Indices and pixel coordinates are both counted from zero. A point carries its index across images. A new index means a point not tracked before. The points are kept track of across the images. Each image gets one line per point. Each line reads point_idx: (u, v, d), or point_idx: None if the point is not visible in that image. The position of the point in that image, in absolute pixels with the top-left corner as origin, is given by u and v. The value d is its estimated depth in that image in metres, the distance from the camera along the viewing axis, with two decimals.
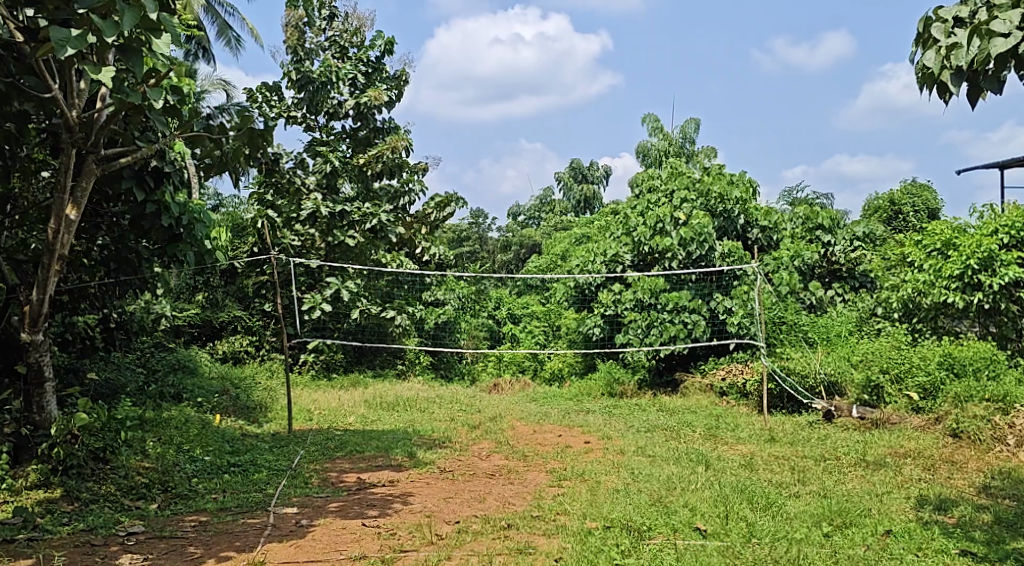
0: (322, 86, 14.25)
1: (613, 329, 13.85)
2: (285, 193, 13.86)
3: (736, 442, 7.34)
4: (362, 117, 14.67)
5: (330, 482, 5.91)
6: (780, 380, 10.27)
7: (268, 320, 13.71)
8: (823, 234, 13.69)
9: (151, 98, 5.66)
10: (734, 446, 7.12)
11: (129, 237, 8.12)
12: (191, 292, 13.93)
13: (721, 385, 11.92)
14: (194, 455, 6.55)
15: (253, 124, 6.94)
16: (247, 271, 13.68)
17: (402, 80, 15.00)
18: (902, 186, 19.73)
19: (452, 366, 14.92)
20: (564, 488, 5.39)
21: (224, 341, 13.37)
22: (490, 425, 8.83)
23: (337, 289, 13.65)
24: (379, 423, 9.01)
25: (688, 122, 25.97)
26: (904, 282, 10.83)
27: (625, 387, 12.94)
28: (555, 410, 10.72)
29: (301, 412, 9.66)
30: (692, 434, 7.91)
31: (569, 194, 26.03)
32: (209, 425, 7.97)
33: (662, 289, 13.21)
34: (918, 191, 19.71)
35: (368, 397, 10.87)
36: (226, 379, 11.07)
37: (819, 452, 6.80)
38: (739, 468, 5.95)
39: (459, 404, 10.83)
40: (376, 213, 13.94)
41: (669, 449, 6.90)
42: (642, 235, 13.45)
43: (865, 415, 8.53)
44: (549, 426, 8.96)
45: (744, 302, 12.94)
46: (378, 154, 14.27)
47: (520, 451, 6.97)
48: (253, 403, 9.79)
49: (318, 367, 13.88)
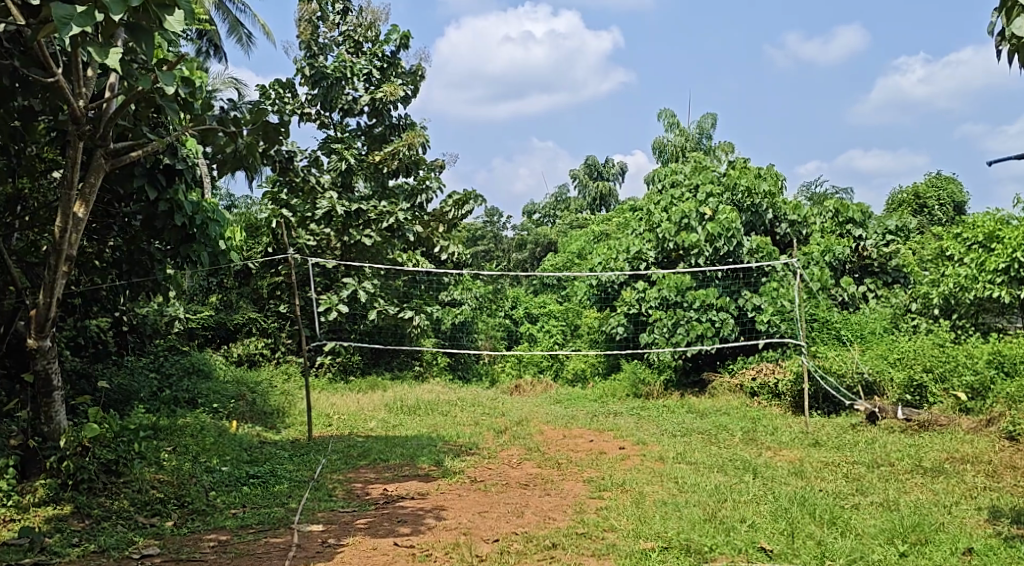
0: (336, 82, 14.00)
1: (636, 328, 13.52)
2: (300, 191, 13.57)
3: (778, 447, 6.97)
4: (377, 114, 14.36)
5: (356, 495, 5.58)
6: (819, 379, 10.00)
7: (284, 322, 13.43)
8: (854, 229, 13.32)
9: (164, 84, 5.33)
10: (779, 451, 6.77)
11: (141, 238, 7.82)
12: (205, 293, 13.64)
13: (752, 385, 11.55)
14: (210, 466, 6.23)
15: (267, 116, 6.62)
16: (261, 272, 13.34)
17: (418, 74, 14.62)
18: (926, 179, 19.31)
19: (470, 366, 14.54)
20: (609, 500, 5.04)
21: (240, 343, 13.08)
22: (516, 429, 8.50)
23: (354, 289, 13.34)
24: (401, 428, 8.70)
25: (705, 117, 25.60)
26: (944, 277, 10.45)
27: (651, 387, 12.58)
28: (581, 412, 10.38)
29: (320, 417, 9.37)
30: (731, 438, 7.55)
31: (584, 191, 25.67)
32: (225, 432, 7.66)
33: (688, 287, 12.84)
34: (942, 184, 19.31)
35: (388, 401, 10.57)
36: (242, 383, 10.77)
37: (870, 458, 6.43)
38: (790, 476, 5.60)
39: (482, 407, 10.51)
40: (393, 212, 13.61)
41: (709, 455, 6.55)
42: (666, 231, 13.07)
43: (912, 417, 8.08)
44: (578, 430, 8.61)
45: (774, 299, 12.56)
46: (394, 151, 13.92)
47: (552, 458, 6.63)
48: (271, 409, 9.48)
49: (335, 369, 13.58)
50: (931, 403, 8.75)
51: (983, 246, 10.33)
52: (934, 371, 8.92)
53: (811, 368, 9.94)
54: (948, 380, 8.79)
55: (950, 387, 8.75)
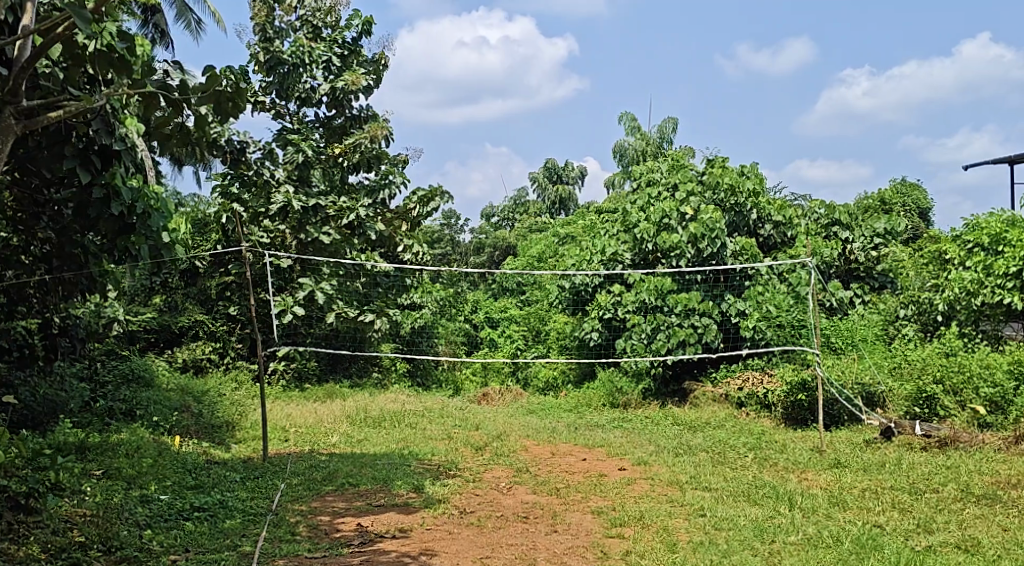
0: (293, 69, 12.97)
1: (612, 334, 12.72)
2: (252, 186, 12.63)
3: (798, 469, 6.18)
4: (337, 104, 13.42)
5: (324, 534, 4.68)
6: (834, 391, 9.22)
7: (233, 325, 12.42)
8: (840, 231, 12.62)
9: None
10: (801, 472, 6.01)
11: (74, 229, 6.76)
12: (147, 294, 12.54)
13: (739, 395, 10.77)
14: (145, 496, 5.25)
15: (221, 86, 5.49)
16: (209, 271, 12.40)
17: (381, 63, 13.73)
18: (892, 185, 18.92)
19: (430, 373, 13.59)
20: (635, 543, 4.25)
21: (185, 348, 12.02)
22: (496, 446, 7.63)
23: (312, 290, 12.37)
24: (367, 444, 7.78)
25: (666, 121, 25.07)
26: (948, 282, 9.87)
27: (628, 397, 11.81)
28: (560, 425, 9.59)
29: (275, 431, 8.43)
30: (739, 457, 6.76)
31: (543, 194, 24.92)
32: (167, 450, 6.69)
33: (670, 290, 12.10)
34: (907, 190, 18.96)
35: (349, 411, 9.63)
36: (187, 392, 9.75)
37: (907, 482, 5.68)
38: (832, 507, 4.85)
39: (452, 419, 9.64)
40: (354, 207, 12.65)
41: (725, 477, 5.75)
42: (646, 232, 12.36)
43: (930, 432, 7.41)
44: (563, 446, 7.77)
45: (758, 304, 11.86)
46: (356, 143, 13.15)
47: (547, 482, 5.79)
48: (220, 422, 8.48)
49: (289, 376, 12.55)
50: (945, 416, 8.16)
51: (989, 248, 9.75)
52: (945, 382, 8.32)
53: (828, 381, 9.19)
54: (962, 391, 8.18)
55: (963, 401, 8.16)
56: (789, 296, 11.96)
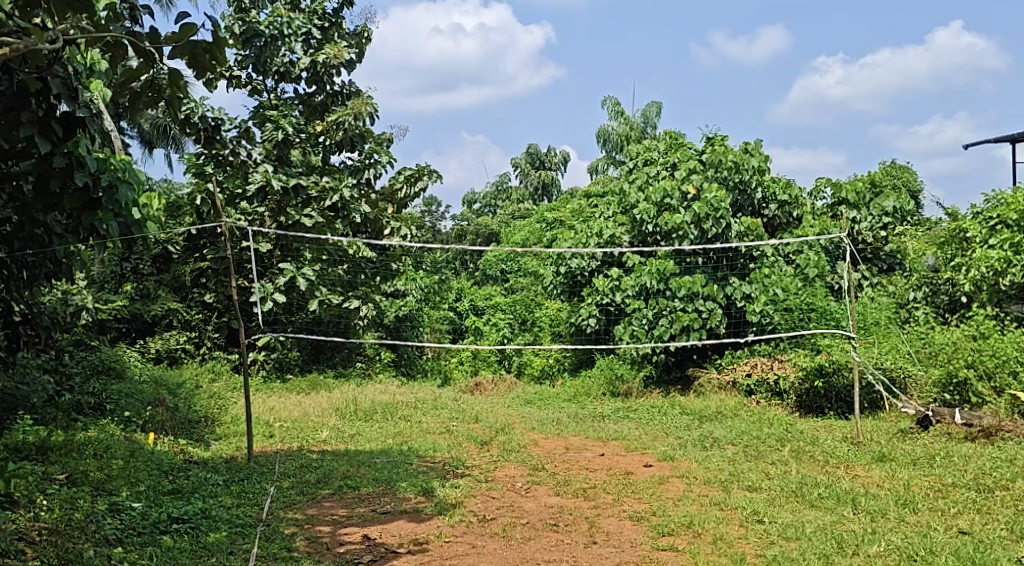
0: (271, 42, 12.21)
1: (609, 320, 12.13)
2: (228, 166, 11.87)
3: (845, 463, 5.61)
4: (317, 79, 12.68)
5: (325, 549, 4.17)
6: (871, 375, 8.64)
7: (210, 313, 11.72)
8: (848, 210, 12.00)
9: None
10: (851, 468, 5.44)
11: (35, 207, 6.12)
12: (117, 281, 11.60)
13: (748, 383, 10.19)
14: (116, 504, 4.59)
15: (195, 35, 4.80)
16: (183, 257, 11.79)
17: (364, 37, 13.01)
18: (884, 168, 18.46)
19: (415, 362, 12.86)
20: (695, 557, 3.87)
21: (158, 338, 11.31)
22: (502, 440, 7.00)
23: (293, 276, 11.57)
24: (361, 440, 7.16)
25: (650, 105, 24.51)
26: (974, 260, 9.37)
27: (629, 386, 11.20)
28: (564, 417, 8.97)
29: (259, 426, 7.76)
30: (770, 450, 6.18)
31: (526, 180, 24.26)
32: (141, 449, 6.01)
33: (672, 273, 11.47)
34: (898, 172, 18.51)
35: (337, 403, 8.96)
36: (161, 384, 9.05)
37: (968, 477, 5.15)
38: (902, 508, 4.40)
39: (447, 411, 9.00)
40: (337, 188, 11.95)
41: (768, 473, 5.16)
42: (646, 213, 11.72)
43: (971, 421, 6.86)
44: (574, 441, 7.16)
45: (766, 287, 11.21)
46: (339, 120, 12.41)
47: (570, 482, 5.17)
48: (198, 416, 7.78)
49: (270, 367, 11.83)
50: (979, 403, 7.70)
51: (1015, 225, 9.33)
52: (978, 367, 7.88)
53: (863, 367, 8.52)
54: (998, 376, 7.74)
55: (1000, 386, 7.72)
56: (797, 279, 11.39)
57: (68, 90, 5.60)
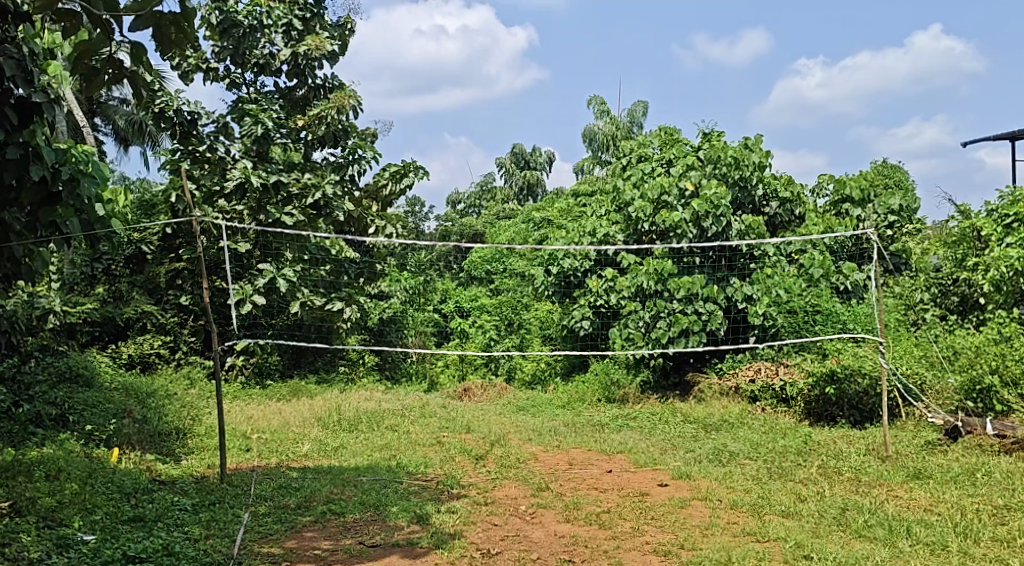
0: (250, 32, 11.61)
1: (603, 322, 11.57)
2: (205, 162, 11.27)
3: (883, 483, 5.15)
4: (298, 72, 12.09)
5: None
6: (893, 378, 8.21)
7: (185, 316, 11.09)
8: (852, 208, 11.54)
9: None
10: (892, 490, 5.01)
11: None
12: (88, 282, 10.99)
13: (752, 389, 9.66)
14: (65, 538, 4.14)
15: (160, 6, 4.24)
16: (158, 256, 11.17)
17: (347, 28, 12.44)
18: (875, 168, 18.06)
19: (399, 366, 12.24)
20: None
21: (130, 342, 10.68)
22: (498, 454, 6.46)
23: (273, 277, 10.97)
24: (346, 454, 6.61)
25: (637, 104, 24.02)
26: (993, 259, 8.96)
27: (626, 391, 10.69)
28: (560, 426, 8.42)
29: (236, 438, 7.18)
30: (794, 465, 5.68)
31: (510, 180, 23.72)
32: (105, 467, 5.45)
33: (671, 273, 10.92)
34: (890, 172, 18.11)
35: (320, 412, 8.38)
36: (132, 392, 8.45)
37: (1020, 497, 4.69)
38: (952, 539, 4.24)
39: (436, 419, 8.44)
40: (319, 185, 11.34)
41: (800, 501, 4.74)
42: (643, 210, 11.17)
43: (1004, 431, 6.37)
44: (575, 454, 6.64)
45: (768, 288, 10.73)
46: (321, 114, 11.80)
47: (585, 512, 4.67)
48: (169, 427, 7.18)
49: (248, 372, 11.22)
50: (1005, 411, 7.27)
51: None
52: (1002, 372, 7.43)
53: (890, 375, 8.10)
54: None
55: None
56: (801, 279, 10.89)
57: (26, 72, 5.10)
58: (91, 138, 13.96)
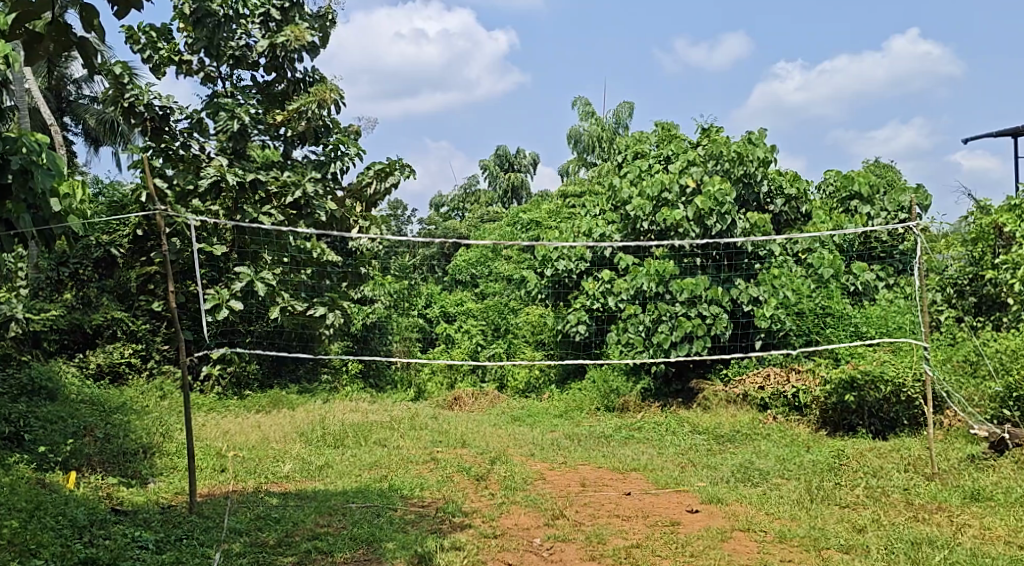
0: (225, 23, 10.91)
1: (600, 326, 10.96)
2: (178, 161, 10.57)
3: (950, 514, 4.67)
4: (277, 65, 11.41)
5: None
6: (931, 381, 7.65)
7: (158, 323, 10.38)
8: (861, 206, 11.00)
9: None
10: (967, 524, 4.55)
11: None
12: (54, 288, 10.25)
13: (762, 396, 9.07)
14: None
15: None
16: (129, 260, 10.44)
17: (327, 18, 11.76)
18: (867, 166, 17.53)
19: (384, 373, 11.54)
20: None
21: (99, 351, 9.96)
22: (500, 474, 5.83)
23: (251, 281, 10.31)
24: (331, 475, 5.99)
25: (622, 105, 23.42)
26: None
27: (626, 399, 10.08)
28: (558, 439, 7.80)
29: (210, 457, 6.51)
30: (836, 489, 5.12)
31: (495, 184, 23.08)
32: (56, 495, 4.84)
33: (673, 275, 10.31)
34: (883, 171, 17.59)
35: (301, 426, 7.71)
36: (97, 407, 7.76)
37: None
38: None
39: (425, 432, 7.78)
40: (299, 183, 10.67)
41: (858, 540, 4.33)
42: (642, 209, 10.60)
43: None
44: (585, 472, 6.06)
45: (775, 289, 10.18)
46: (301, 109, 11.11)
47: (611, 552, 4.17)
48: (137, 447, 6.50)
49: (225, 383, 10.53)
50: None
51: None
52: None
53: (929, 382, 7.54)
54: None
55: None
56: (810, 280, 10.30)
57: None
58: (59, 136, 13.15)
